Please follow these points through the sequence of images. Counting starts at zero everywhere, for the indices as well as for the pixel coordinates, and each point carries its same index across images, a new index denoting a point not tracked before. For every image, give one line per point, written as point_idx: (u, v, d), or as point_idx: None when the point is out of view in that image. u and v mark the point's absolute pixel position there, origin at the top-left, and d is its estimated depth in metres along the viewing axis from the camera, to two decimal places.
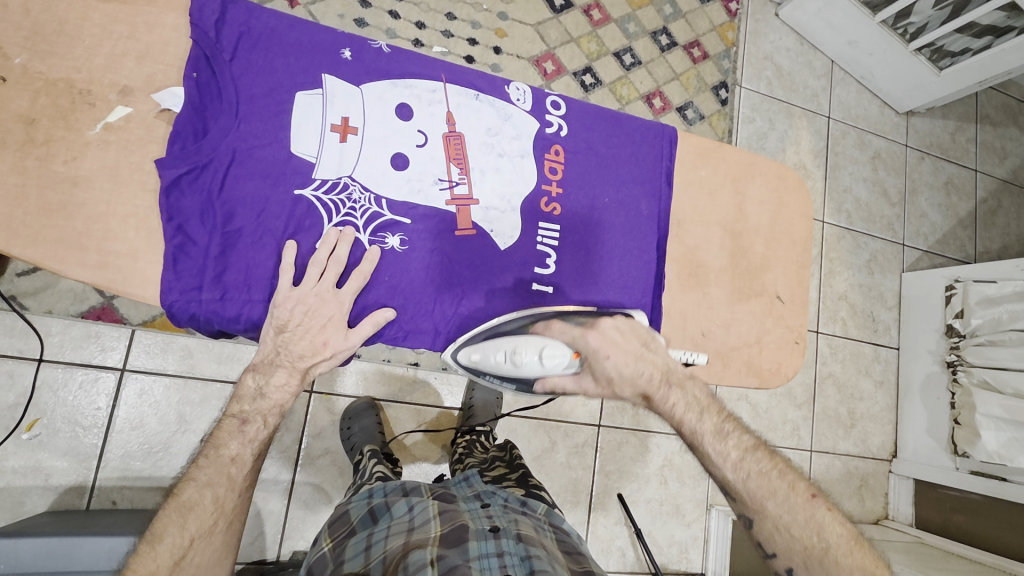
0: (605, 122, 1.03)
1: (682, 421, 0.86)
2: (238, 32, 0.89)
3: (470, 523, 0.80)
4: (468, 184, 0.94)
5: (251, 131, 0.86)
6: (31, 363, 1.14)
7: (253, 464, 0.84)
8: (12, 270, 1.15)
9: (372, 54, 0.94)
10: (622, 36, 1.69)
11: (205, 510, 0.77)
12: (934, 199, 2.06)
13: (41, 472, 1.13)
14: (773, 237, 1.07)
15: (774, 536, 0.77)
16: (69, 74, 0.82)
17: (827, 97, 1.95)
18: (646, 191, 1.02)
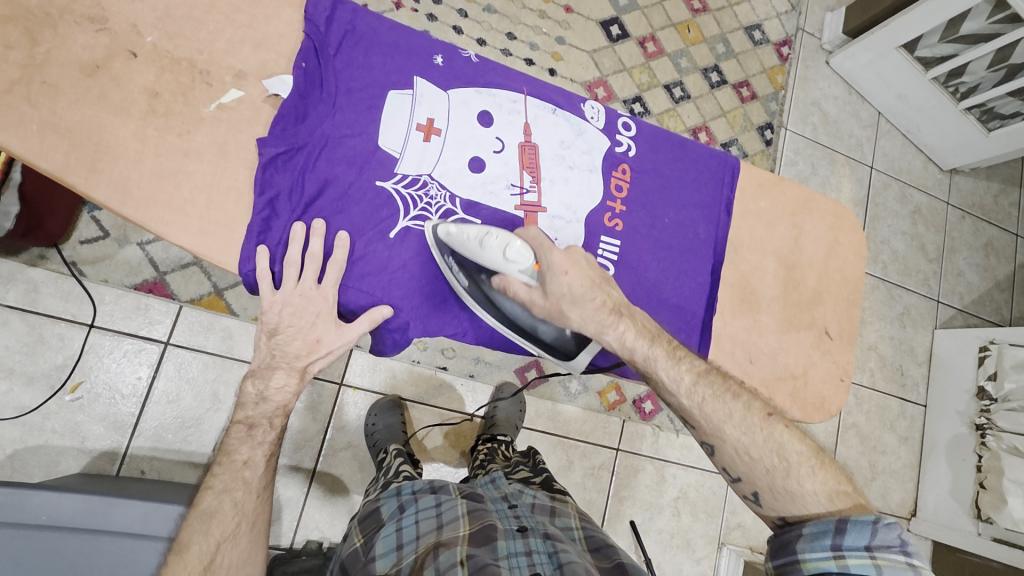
0: (670, 145, 0.99)
1: (634, 350, 0.83)
2: (344, 30, 0.84)
3: (499, 523, 0.79)
4: (539, 192, 0.89)
5: (345, 121, 0.81)
6: (82, 327, 1.19)
7: (267, 465, 0.87)
8: (76, 237, 1.20)
9: (461, 62, 0.90)
10: (674, 70, 1.73)
11: (226, 516, 0.80)
12: (973, 258, 2.04)
13: (78, 435, 1.17)
14: (827, 271, 1.01)
15: (735, 460, 0.79)
16: (193, 54, 0.77)
17: (871, 147, 1.96)
18: (705, 215, 0.98)
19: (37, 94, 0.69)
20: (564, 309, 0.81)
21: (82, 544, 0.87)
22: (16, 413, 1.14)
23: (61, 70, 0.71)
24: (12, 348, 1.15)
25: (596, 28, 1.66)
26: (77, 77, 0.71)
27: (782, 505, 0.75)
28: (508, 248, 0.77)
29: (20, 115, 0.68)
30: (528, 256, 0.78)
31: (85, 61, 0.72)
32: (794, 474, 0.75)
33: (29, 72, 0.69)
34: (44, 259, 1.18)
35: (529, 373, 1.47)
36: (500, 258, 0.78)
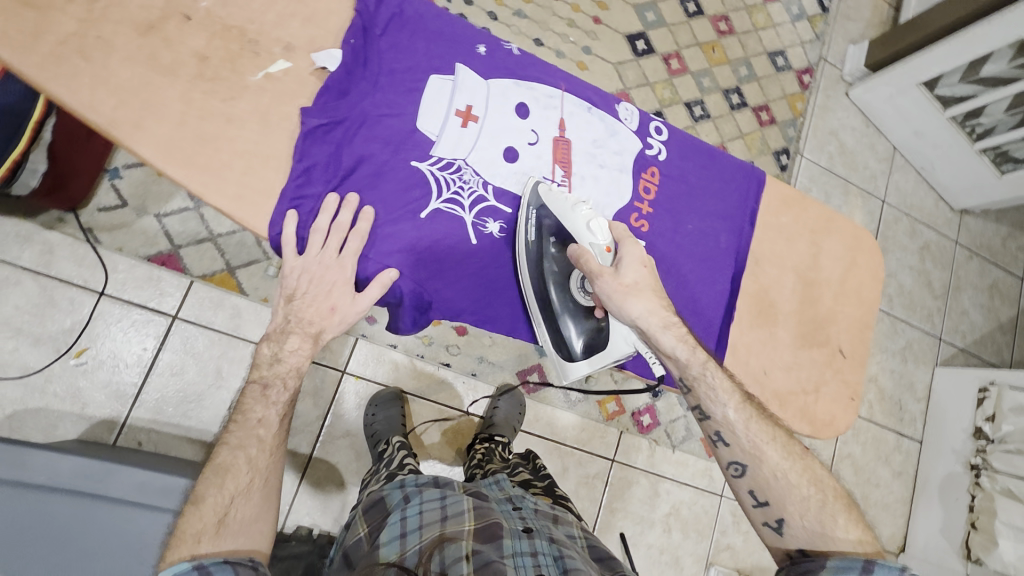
0: (699, 153, 1.00)
1: (692, 355, 0.83)
2: (391, 12, 0.85)
3: (504, 522, 0.79)
4: (569, 187, 0.91)
5: (386, 101, 0.82)
6: (93, 294, 1.19)
7: (281, 426, 0.81)
8: (95, 203, 1.20)
9: (503, 55, 0.92)
10: (696, 88, 1.75)
11: (240, 471, 0.74)
12: (977, 299, 2.05)
13: (79, 401, 1.16)
14: (844, 290, 1.01)
15: (770, 482, 0.77)
16: (242, 23, 0.78)
17: (885, 181, 1.98)
18: (729, 225, 0.98)
19: (91, 49, 0.70)
20: (630, 296, 0.82)
21: (80, 508, 0.86)
22: (21, 373, 1.14)
23: (115, 28, 0.72)
24: (21, 308, 1.15)
25: (623, 41, 1.68)
26: (130, 37, 0.72)
27: (810, 540, 0.73)
28: (593, 222, 0.85)
29: (73, 68, 0.69)
30: (606, 235, 0.84)
31: (137, 20, 0.73)
32: (830, 507, 0.74)
33: (85, 26, 0.70)
34: (62, 223, 1.18)
35: (531, 378, 1.47)
36: (581, 226, 0.85)
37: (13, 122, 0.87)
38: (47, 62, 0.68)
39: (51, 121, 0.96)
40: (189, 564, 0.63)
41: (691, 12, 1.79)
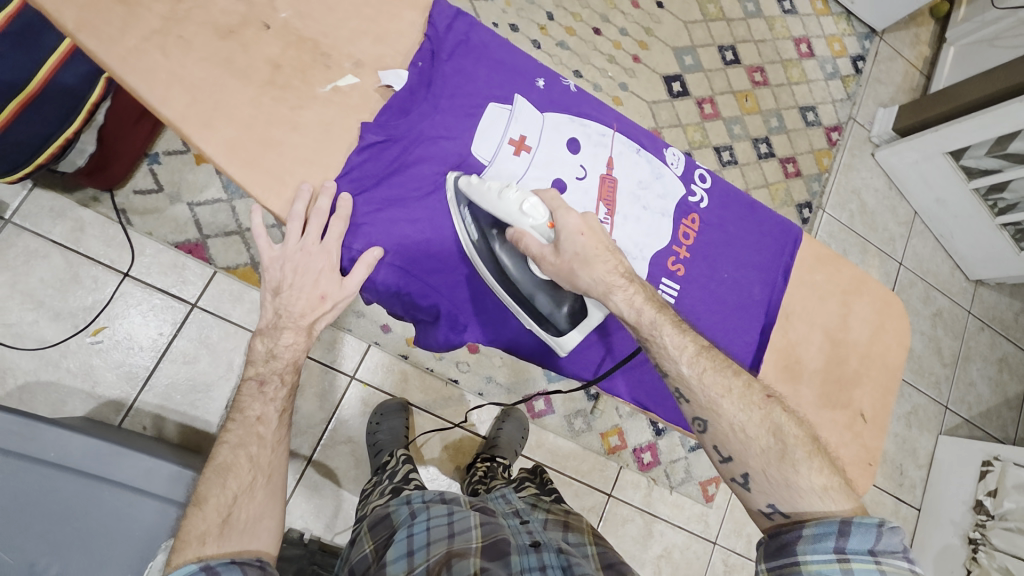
0: (740, 204, 1.01)
1: (639, 313, 0.83)
2: (459, 38, 0.87)
3: (511, 537, 0.78)
4: (611, 225, 0.90)
5: (443, 122, 0.83)
6: (116, 274, 1.20)
7: (281, 421, 0.84)
8: (131, 186, 1.22)
9: (560, 90, 0.93)
10: (726, 134, 1.77)
11: (242, 470, 0.79)
12: (985, 371, 2.04)
13: (91, 378, 1.17)
14: (870, 354, 1.01)
15: (728, 436, 0.79)
16: (317, 36, 0.80)
17: (903, 244, 1.99)
18: (762, 277, 0.99)
19: (171, 46, 0.72)
20: (576, 268, 0.82)
21: (85, 488, 0.87)
22: (37, 346, 1.14)
23: (197, 28, 0.74)
24: (45, 282, 1.16)
25: (659, 81, 1.71)
26: (210, 38, 0.74)
27: (775, 493, 0.76)
28: (527, 204, 0.79)
29: (152, 62, 0.71)
30: (544, 213, 0.80)
31: (220, 24, 0.75)
32: (788, 456, 0.76)
33: (168, 24, 0.73)
34: (96, 203, 1.20)
35: (536, 403, 1.48)
36: (516, 211, 0.80)
37: (70, 102, 0.89)
38: (131, 55, 0.70)
39: (105, 104, 1.00)
40: (197, 565, 0.67)
41: (728, 61, 1.83)
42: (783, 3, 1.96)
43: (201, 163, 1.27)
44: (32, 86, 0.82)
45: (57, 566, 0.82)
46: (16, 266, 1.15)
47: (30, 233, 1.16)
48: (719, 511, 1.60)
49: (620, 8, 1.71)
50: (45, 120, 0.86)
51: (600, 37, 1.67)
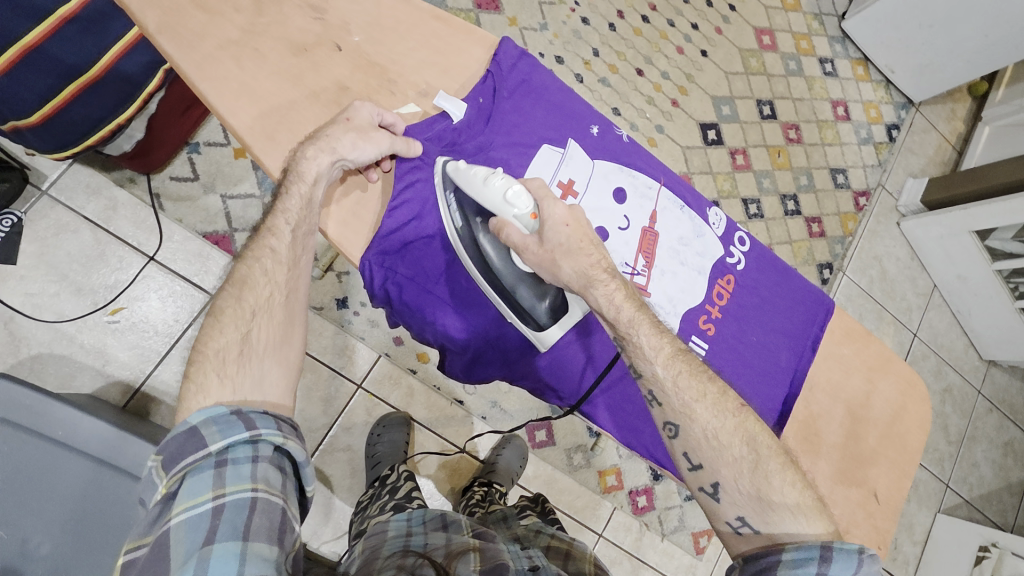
0: (775, 270, 1.01)
1: (619, 310, 0.79)
2: (520, 78, 0.89)
3: (510, 561, 0.73)
4: (647, 277, 0.91)
5: (495, 159, 0.84)
6: (142, 257, 1.20)
7: (297, 237, 0.73)
8: (168, 171, 1.23)
9: (613, 139, 0.94)
10: (756, 187, 1.78)
11: (258, 284, 0.71)
12: (989, 453, 2.01)
13: (102, 357, 1.17)
14: (889, 434, 1.00)
15: (703, 444, 0.74)
16: (386, 63, 0.82)
17: (919, 315, 1.98)
18: (790, 345, 0.98)
19: (246, 59, 0.75)
20: (559, 260, 0.78)
21: (91, 472, 0.87)
22: (54, 319, 1.15)
23: (272, 43, 0.76)
24: (72, 256, 1.17)
25: (695, 127, 1.73)
26: (284, 54, 0.77)
27: (747, 507, 0.72)
28: (511, 192, 0.75)
29: (225, 72, 0.73)
30: (528, 203, 0.76)
31: (295, 42, 0.78)
32: (762, 468, 0.73)
33: (245, 37, 0.75)
34: (132, 183, 1.22)
35: (538, 433, 1.47)
36: (499, 200, 0.76)
37: (127, 89, 0.91)
38: (206, 63, 0.73)
39: (160, 93, 1.02)
40: (228, 408, 0.61)
41: (764, 115, 1.84)
42: (824, 64, 1.98)
43: (240, 157, 1.28)
44: (93, 71, 0.84)
45: (48, 544, 0.81)
46: (46, 238, 1.16)
47: (63, 207, 1.17)
48: (708, 564, 1.57)
49: (664, 51, 1.73)
50: (100, 104, 0.88)
51: (642, 78, 1.69)
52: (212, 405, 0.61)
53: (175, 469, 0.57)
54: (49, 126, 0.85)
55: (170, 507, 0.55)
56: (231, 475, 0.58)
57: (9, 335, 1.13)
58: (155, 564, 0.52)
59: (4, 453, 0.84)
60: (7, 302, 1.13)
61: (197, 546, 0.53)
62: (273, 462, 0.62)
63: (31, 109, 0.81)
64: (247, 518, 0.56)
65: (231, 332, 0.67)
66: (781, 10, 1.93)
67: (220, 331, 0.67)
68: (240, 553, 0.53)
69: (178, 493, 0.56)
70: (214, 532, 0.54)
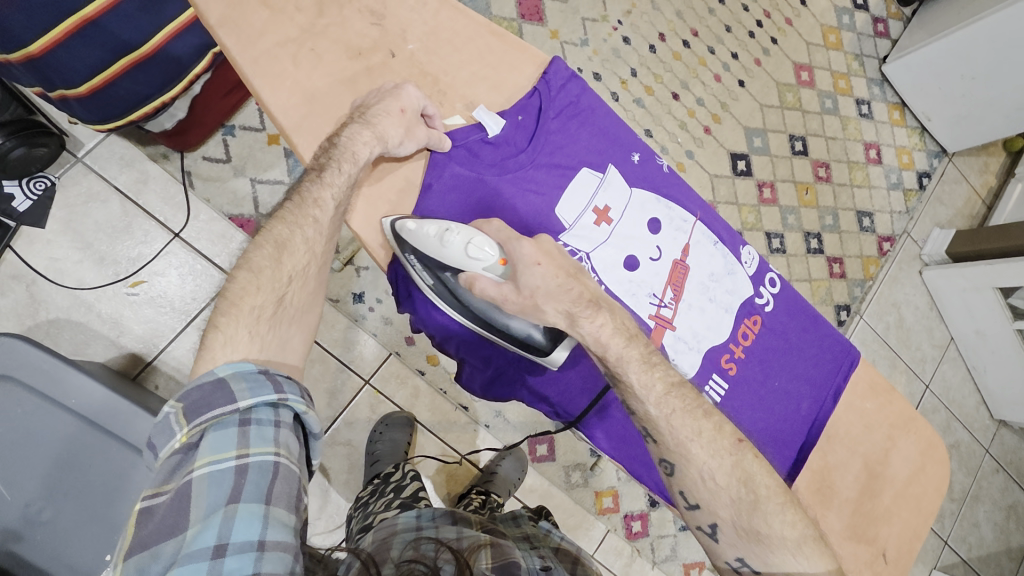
0: (804, 315, 1.00)
1: (606, 346, 0.76)
2: (568, 100, 0.88)
3: (522, 559, 0.76)
4: (674, 310, 0.90)
5: (534, 178, 0.84)
6: (167, 233, 1.21)
7: (337, 212, 0.74)
8: (202, 151, 1.24)
9: (655, 169, 0.93)
10: (780, 222, 1.77)
11: (297, 251, 0.71)
12: (992, 514, 1.97)
13: (117, 328, 1.18)
14: (904, 494, 0.99)
15: (698, 485, 0.74)
16: (438, 74, 0.83)
17: (933, 367, 1.95)
18: (812, 393, 0.97)
19: (302, 58, 0.76)
20: (540, 302, 0.75)
21: (94, 441, 0.87)
22: (74, 286, 1.16)
23: (329, 44, 0.77)
24: (99, 226, 1.18)
25: (725, 156, 1.72)
26: (339, 56, 0.78)
27: (744, 547, 0.73)
28: (472, 245, 0.72)
29: (280, 69, 0.75)
30: (493, 251, 0.73)
31: (352, 45, 0.78)
32: (760, 509, 0.73)
33: (304, 35, 0.76)
34: (165, 160, 1.23)
35: (539, 448, 1.46)
36: (463, 255, 0.73)
37: (174, 69, 0.92)
38: (263, 58, 0.74)
39: (205, 76, 1.04)
40: (256, 368, 0.61)
41: (796, 150, 1.83)
42: (861, 105, 1.97)
43: (273, 144, 1.29)
44: (144, 49, 0.85)
45: (50, 510, 0.83)
46: (75, 205, 1.17)
47: (96, 176, 1.18)
48: None
49: (702, 78, 1.72)
50: (148, 81, 0.90)
51: (676, 102, 1.68)
52: (237, 361, 0.62)
53: (198, 421, 0.56)
54: (97, 99, 0.87)
55: (192, 459, 0.55)
56: (256, 436, 0.57)
57: (29, 297, 1.14)
58: (178, 515, 0.52)
59: (20, 414, 0.85)
60: (30, 265, 1.14)
61: (220, 502, 0.53)
62: (291, 428, 0.62)
63: (80, 80, 0.82)
64: (270, 481, 0.56)
65: (268, 292, 0.67)
66: (822, 47, 1.92)
67: (257, 289, 0.67)
68: (263, 514, 0.53)
69: (201, 446, 0.56)
70: (239, 490, 0.54)
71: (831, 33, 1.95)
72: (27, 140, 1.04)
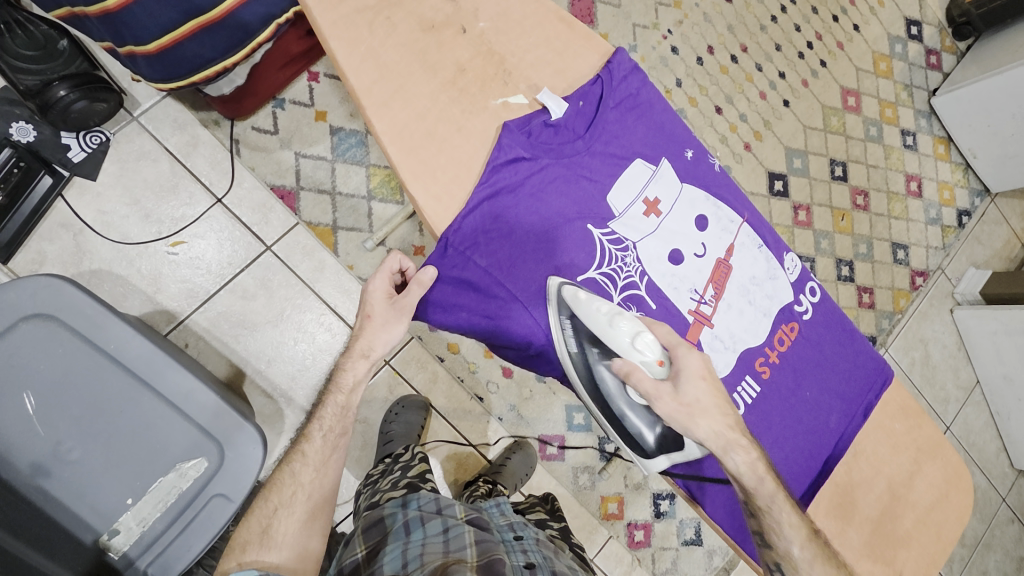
0: (841, 329, 0.99)
1: (760, 480, 0.80)
2: (627, 92, 0.89)
3: (506, 556, 0.82)
4: (714, 309, 0.90)
5: (588, 164, 0.85)
6: (210, 198, 1.25)
7: (342, 415, 0.89)
8: (252, 121, 1.27)
9: (705, 168, 0.93)
10: (812, 246, 1.75)
11: (287, 484, 0.85)
12: (1003, 565, 1.91)
13: (154, 284, 1.21)
14: (924, 520, 0.97)
15: None
16: (505, 53, 0.85)
17: (955, 409, 1.90)
18: (842, 407, 0.96)
19: (377, 25, 0.79)
20: (694, 420, 0.78)
21: (125, 387, 0.88)
22: (118, 240, 1.19)
23: (404, 16, 0.80)
24: (147, 184, 1.22)
25: (763, 175, 1.71)
26: (413, 28, 0.80)
27: None
28: (637, 336, 0.78)
29: (357, 34, 0.78)
30: (654, 348, 0.79)
31: (425, 18, 0.81)
32: None
33: (382, 5, 0.79)
34: (216, 126, 1.26)
35: (549, 446, 1.45)
36: (627, 344, 0.79)
37: (241, 36, 0.95)
38: (341, 23, 0.78)
39: (267, 46, 1.06)
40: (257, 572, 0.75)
41: (835, 175, 1.81)
42: (906, 136, 1.94)
43: (319, 121, 1.31)
44: (215, 13, 0.88)
45: (78, 451, 0.85)
46: (127, 161, 1.21)
47: (149, 135, 1.22)
48: None
49: (747, 94, 1.72)
50: (213, 45, 0.93)
51: (719, 116, 1.68)
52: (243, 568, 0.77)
53: None
54: (163, 58, 0.90)
55: None
56: None
57: (75, 246, 1.17)
58: None
59: (60, 353, 0.86)
60: (79, 215, 1.18)
61: None
62: None
63: (150, 38, 0.86)
64: None
65: (254, 529, 0.81)
66: (872, 74, 1.90)
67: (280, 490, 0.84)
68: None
69: None
70: None
71: (881, 60, 1.92)
72: (89, 94, 1.07)
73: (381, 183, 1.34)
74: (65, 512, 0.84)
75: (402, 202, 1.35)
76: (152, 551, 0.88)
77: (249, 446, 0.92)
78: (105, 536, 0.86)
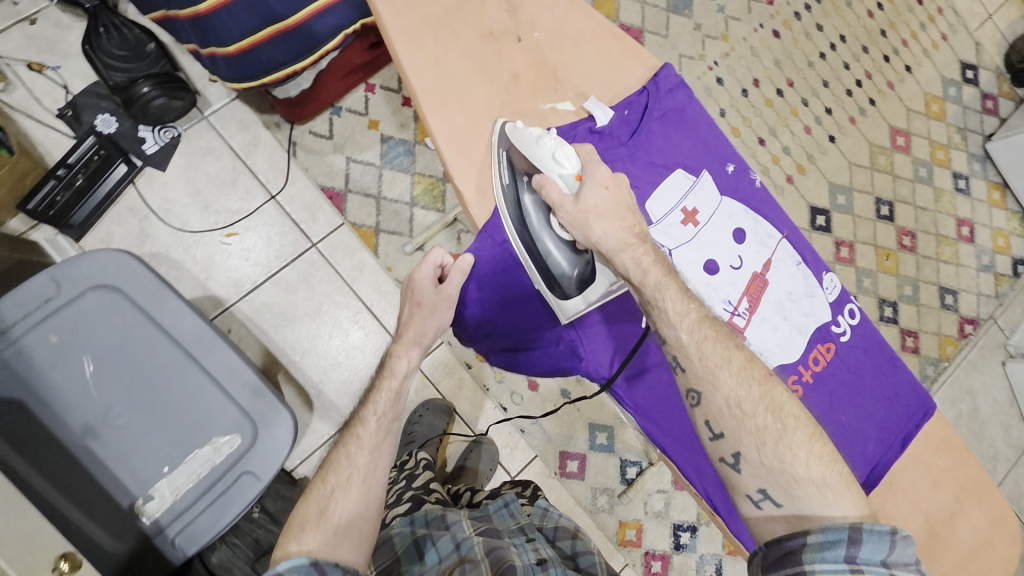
0: (881, 355, 0.96)
1: (645, 274, 0.79)
2: (673, 107, 0.91)
3: (519, 558, 0.81)
4: (748, 321, 0.89)
5: (630, 171, 0.87)
6: (264, 194, 1.32)
7: (394, 403, 0.90)
8: (310, 125, 1.35)
9: (747, 184, 0.94)
10: (854, 285, 1.71)
11: (342, 466, 0.82)
12: None
13: (206, 271, 1.28)
14: (967, 566, 0.92)
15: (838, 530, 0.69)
16: (557, 63, 0.89)
17: (1006, 468, 1.79)
18: (879, 436, 0.93)
19: (441, 35, 0.84)
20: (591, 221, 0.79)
21: (173, 360, 0.93)
22: (178, 227, 1.27)
23: (466, 27, 0.85)
24: (210, 177, 1.30)
25: (805, 209, 1.69)
26: (473, 37, 0.85)
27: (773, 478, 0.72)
28: (560, 149, 0.79)
29: (422, 41, 0.83)
30: (573, 162, 0.80)
31: (484, 29, 0.86)
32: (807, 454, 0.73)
33: (447, 15, 0.84)
34: (277, 128, 1.34)
35: (569, 463, 1.43)
36: (548, 157, 0.80)
37: (311, 44, 1.00)
38: (408, 29, 0.82)
39: (333, 56, 1.12)
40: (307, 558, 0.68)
41: (881, 214, 1.78)
42: (957, 179, 1.89)
43: (371, 128, 1.38)
44: (291, 21, 0.95)
45: (125, 416, 0.90)
46: (193, 155, 1.29)
47: (216, 133, 1.30)
48: None
49: (792, 127, 1.72)
50: (287, 50, 0.99)
51: (762, 147, 1.68)
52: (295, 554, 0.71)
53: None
54: (241, 60, 0.98)
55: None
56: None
57: (139, 230, 1.25)
58: None
59: (119, 322, 0.92)
60: (146, 202, 1.26)
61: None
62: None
63: (232, 40, 0.94)
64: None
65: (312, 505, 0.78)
66: (923, 115, 1.88)
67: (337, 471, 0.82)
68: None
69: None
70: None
71: (933, 102, 1.90)
72: (168, 91, 1.14)
73: (424, 191, 1.39)
74: (105, 472, 0.88)
75: (442, 209, 1.40)
76: (182, 520, 0.91)
77: (282, 430, 0.95)
78: (141, 501, 0.89)
